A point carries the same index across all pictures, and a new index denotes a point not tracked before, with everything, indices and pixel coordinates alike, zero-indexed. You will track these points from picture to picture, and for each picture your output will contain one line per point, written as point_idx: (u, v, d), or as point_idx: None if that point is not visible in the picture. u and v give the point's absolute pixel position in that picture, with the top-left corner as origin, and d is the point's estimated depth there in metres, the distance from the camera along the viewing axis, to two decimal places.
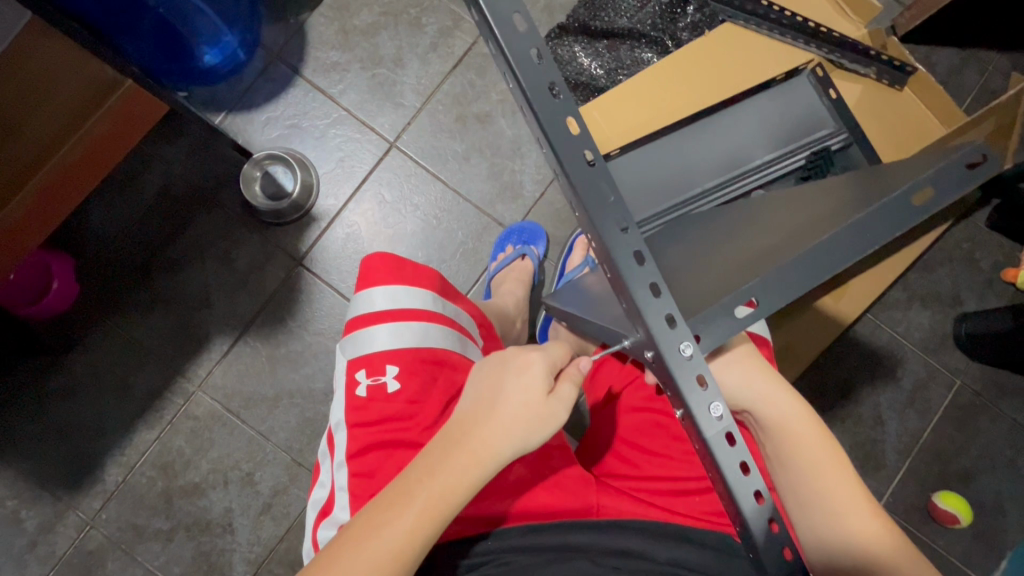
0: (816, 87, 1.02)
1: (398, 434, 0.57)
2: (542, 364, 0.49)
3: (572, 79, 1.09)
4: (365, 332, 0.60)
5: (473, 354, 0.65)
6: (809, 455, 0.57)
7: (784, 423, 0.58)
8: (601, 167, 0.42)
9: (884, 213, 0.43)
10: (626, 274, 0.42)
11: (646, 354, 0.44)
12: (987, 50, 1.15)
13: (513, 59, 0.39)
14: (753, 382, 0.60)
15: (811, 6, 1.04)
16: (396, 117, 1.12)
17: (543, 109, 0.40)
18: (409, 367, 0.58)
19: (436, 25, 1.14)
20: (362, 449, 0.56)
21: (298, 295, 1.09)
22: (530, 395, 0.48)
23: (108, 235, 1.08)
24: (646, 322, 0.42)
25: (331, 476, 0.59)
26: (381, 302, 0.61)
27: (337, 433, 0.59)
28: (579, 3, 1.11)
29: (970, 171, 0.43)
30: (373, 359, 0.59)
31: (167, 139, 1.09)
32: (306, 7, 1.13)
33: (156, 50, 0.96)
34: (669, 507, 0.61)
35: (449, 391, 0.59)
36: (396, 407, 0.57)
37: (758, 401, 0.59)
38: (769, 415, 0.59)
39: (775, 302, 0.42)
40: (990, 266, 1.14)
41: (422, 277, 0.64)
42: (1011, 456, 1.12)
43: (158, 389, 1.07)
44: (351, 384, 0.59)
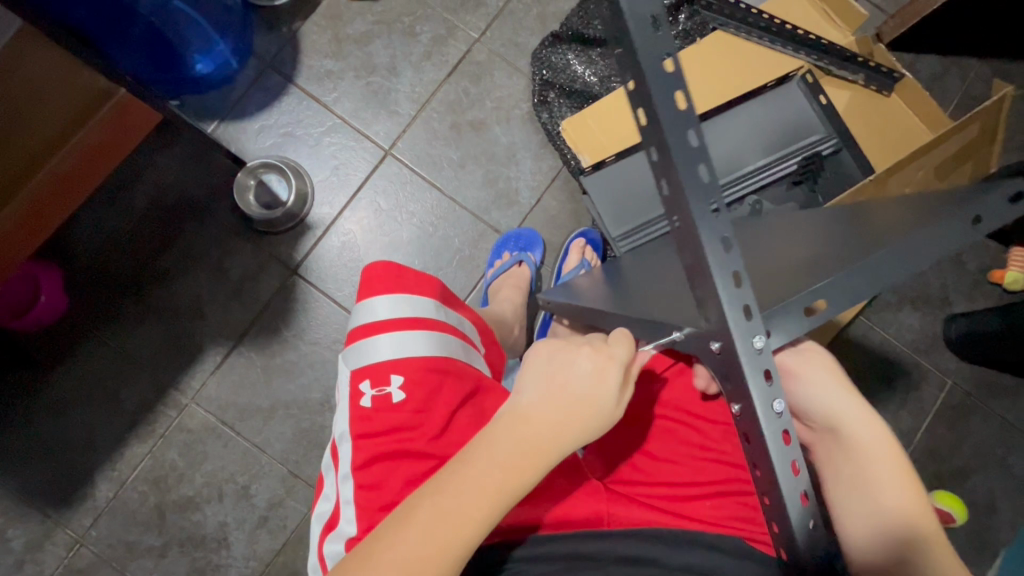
0: (806, 92, 1.04)
1: (405, 444, 0.56)
2: (615, 378, 0.48)
3: (565, 86, 1.09)
4: (367, 341, 0.59)
5: (474, 363, 0.64)
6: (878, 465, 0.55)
7: (869, 442, 0.55)
8: (700, 150, 0.43)
9: (937, 236, 0.46)
10: (712, 257, 0.42)
11: (713, 344, 0.43)
12: (969, 57, 1.18)
13: (634, 26, 0.43)
14: (837, 393, 0.56)
15: (798, 13, 1.05)
16: (390, 125, 1.12)
17: (654, 76, 0.42)
18: (414, 376, 0.57)
19: (430, 34, 1.14)
20: (369, 461, 0.56)
21: (293, 305, 1.08)
22: (596, 403, 0.47)
23: (97, 245, 1.07)
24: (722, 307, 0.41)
25: (336, 489, 0.58)
26: (383, 310, 0.60)
27: (341, 444, 0.59)
28: (573, 10, 1.10)
29: (1012, 204, 0.46)
30: (377, 369, 0.58)
31: (159, 148, 1.08)
32: (299, 16, 1.13)
33: (147, 60, 0.97)
34: (682, 512, 0.60)
35: (456, 398, 0.59)
36: (402, 417, 0.57)
37: (842, 414, 0.55)
38: (853, 431, 0.55)
39: (838, 305, 0.45)
40: (977, 267, 1.17)
41: (424, 286, 0.64)
42: (1002, 453, 1.14)
43: (150, 402, 1.05)
44: (355, 396, 0.58)
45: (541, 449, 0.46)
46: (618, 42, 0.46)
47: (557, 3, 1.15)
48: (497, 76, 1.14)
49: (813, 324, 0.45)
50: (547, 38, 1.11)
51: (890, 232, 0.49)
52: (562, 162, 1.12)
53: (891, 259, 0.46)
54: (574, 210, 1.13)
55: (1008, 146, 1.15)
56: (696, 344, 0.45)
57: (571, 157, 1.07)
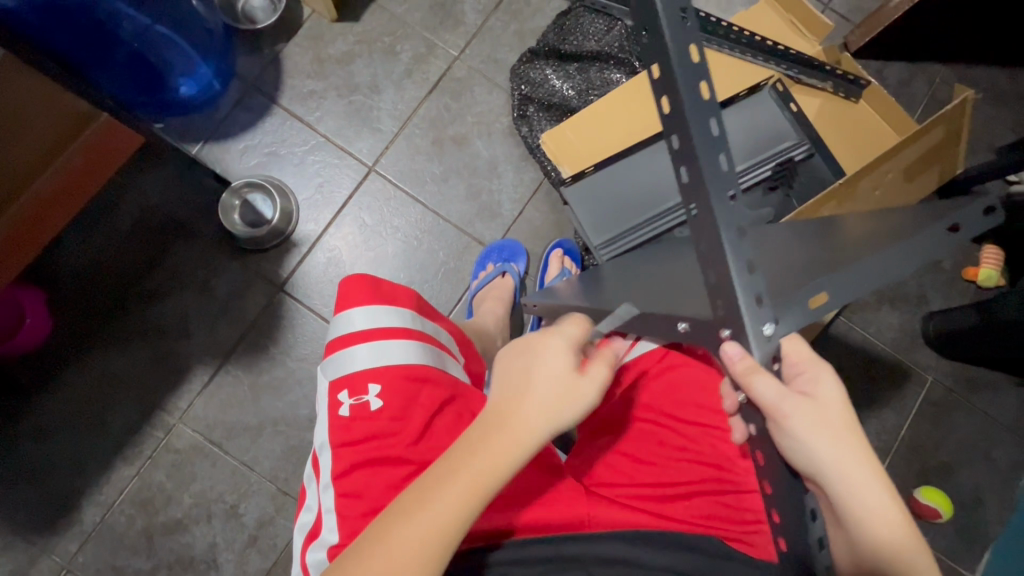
0: (778, 101, 1.07)
1: (383, 450, 0.57)
2: (563, 353, 0.51)
3: (544, 101, 1.12)
4: (344, 352, 0.60)
5: (453, 370, 0.65)
6: (886, 534, 0.50)
7: (858, 490, 0.50)
8: (720, 137, 0.50)
9: (930, 241, 0.51)
10: (727, 246, 0.48)
11: (724, 331, 0.48)
12: (933, 63, 1.22)
13: (668, 20, 0.49)
14: (828, 442, 0.49)
15: (765, 25, 1.09)
16: (373, 142, 1.14)
17: (683, 64, 0.49)
18: (391, 384, 0.58)
19: (410, 52, 1.16)
20: (348, 469, 0.56)
21: (280, 322, 1.08)
22: (549, 378, 0.50)
23: (83, 268, 1.07)
24: (738, 298, 0.47)
25: (317, 499, 0.58)
26: (361, 322, 0.61)
27: (322, 454, 0.59)
28: (548, 28, 1.14)
29: (987, 216, 0.53)
30: (355, 379, 0.59)
31: (144, 171, 1.09)
32: (280, 38, 1.15)
33: (130, 82, 0.99)
34: (663, 514, 0.60)
35: (433, 405, 0.59)
36: (379, 424, 0.57)
37: (831, 466, 0.49)
38: (841, 481, 0.50)
39: (839, 298, 0.49)
40: (952, 265, 1.19)
41: (401, 297, 0.65)
42: (985, 447, 1.15)
43: (137, 424, 1.05)
44: (333, 406, 0.59)
45: (516, 440, 0.49)
46: (647, 37, 0.52)
47: (534, 20, 1.18)
48: (477, 92, 1.16)
49: (823, 314, 0.48)
50: (525, 54, 1.14)
51: (881, 240, 0.54)
52: (543, 174, 1.14)
53: (891, 261, 0.50)
54: (557, 221, 1.15)
55: (975, 148, 1.19)
56: (709, 333, 0.50)
57: (551, 168, 1.10)
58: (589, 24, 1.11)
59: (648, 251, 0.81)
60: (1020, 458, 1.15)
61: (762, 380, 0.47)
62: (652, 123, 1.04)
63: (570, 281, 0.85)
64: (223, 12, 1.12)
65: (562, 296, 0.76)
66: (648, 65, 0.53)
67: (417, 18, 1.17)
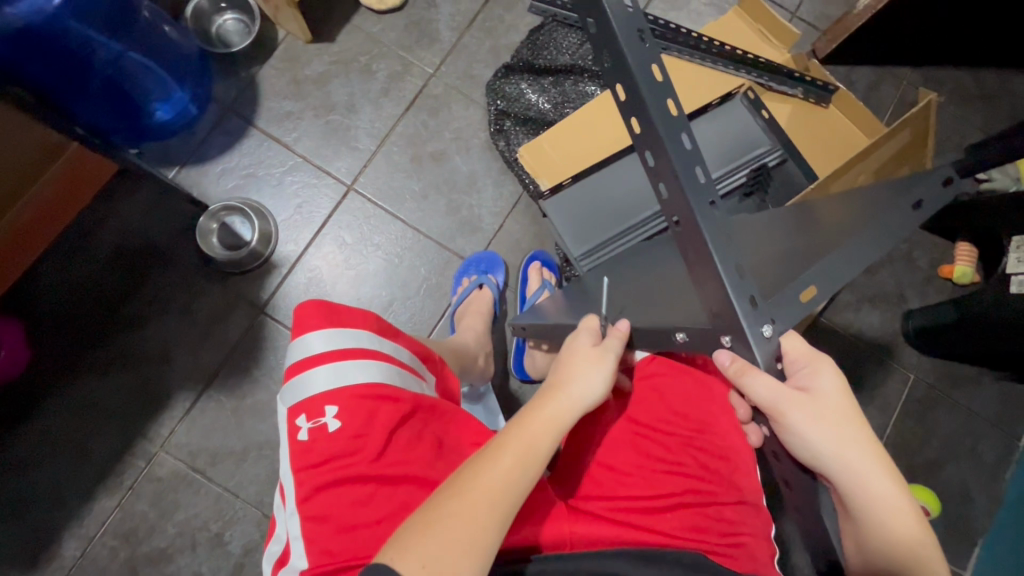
0: (749, 108, 1.08)
1: (344, 470, 0.56)
2: (587, 333, 0.60)
3: (520, 115, 1.13)
4: (303, 376, 0.60)
5: (418, 386, 0.64)
6: (888, 519, 0.54)
7: (860, 477, 0.54)
8: (692, 150, 0.50)
9: (892, 222, 0.50)
10: (712, 246, 0.48)
11: (724, 338, 0.48)
12: (901, 66, 1.24)
13: (624, 39, 0.49)
14: (829, 433, 0.52)
15: (733, 35, 1.11)
16: (351, 161, 1.14)
17: (644, 81, 0.50)
18: (347, 405, 0.58)
19: (386, 71, 1.17)
20: (311, 493, 0.56)
21: (262, 345, 1.08)
22: (572, 356, 0.60)
23: (60, 297, 1.06)
24: (733, 302, 0.46)
25: (285, 528, 0.57)
26: (319, 344, 0.61)
27: (285, 481, 0.59)
28: (522, 43, 1.15)
29: (946, 187, 0.52)
30: (313, 402, 0.59)
31: (120, 197, 1.08)
32: (256, 60, 1.15)
33: (107, 109, 0.98)
34: (645, 526, 0.58)
35: (391, 422, 0.59)
36: (340, 445, 0.57)
37: (834, 457, 0.53)
38: (845, 471, 0.53)
39: (824, 289, 0.48)
40: (928, 263, 1.21)
41: (357, 318, 0.64)
42: (970, 442, 1.16)
43: (118, 454, 1.03)
44: (292, 431, 0.59)
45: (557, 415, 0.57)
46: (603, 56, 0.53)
47: (508, 36, 1.19)
48: (454, 108, 1.17)
49: (811, 308, 0.48)
50: (500, 70, 1.15)
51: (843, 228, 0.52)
52: (522, 187, 1.15)
53: (858, 247, 0.50)
54: (537, 233, 1.15)
55: (944, 148, 1.22)
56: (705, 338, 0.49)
57: (529, 181, 1.11)
58: (562, 39, 1.14)
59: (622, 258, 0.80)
60: (1003, 451, 1.17)
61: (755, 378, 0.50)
62: (622, 136, 1.05)
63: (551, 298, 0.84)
64: (197, 36, 1.13)
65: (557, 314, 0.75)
66: (612, 87, 0.53)
67: (391, 37, 1.18)
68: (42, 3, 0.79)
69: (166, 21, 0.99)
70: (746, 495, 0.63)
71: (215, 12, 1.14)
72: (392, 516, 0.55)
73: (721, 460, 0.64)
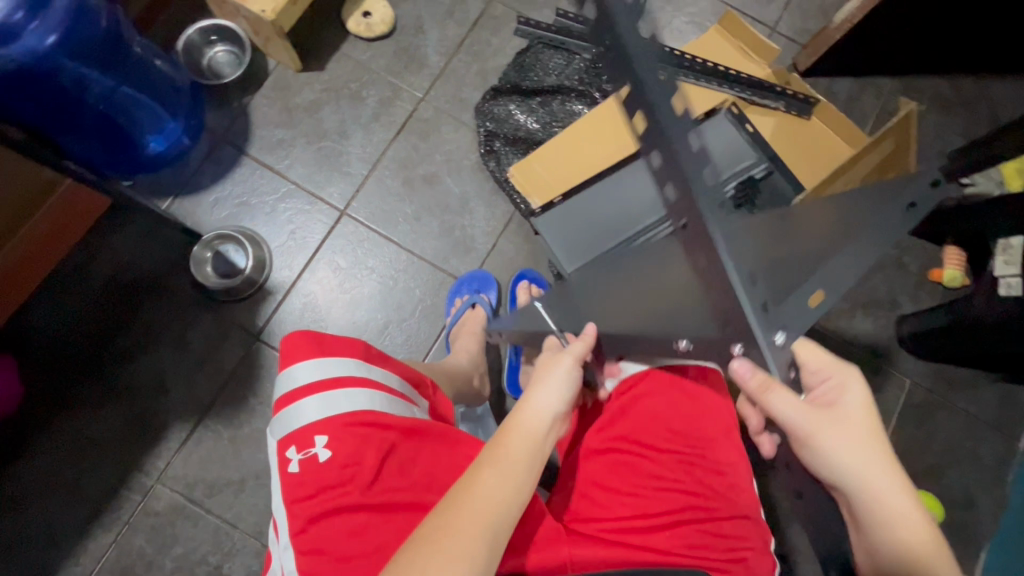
0: (733, 122, 1.09)
1: (337, 500, 0.56)
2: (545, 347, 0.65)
3: (510, 135, 1.15)
4: (292, 408, 0.60)
5: (407, 410, 0.64)
6: (908, 542, 0.55)
7: (880, 494, 0.56)
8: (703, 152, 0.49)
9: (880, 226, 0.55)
10: (721, 253, 0.47)
11: (737, 347, 0.48)
12: (881, 76, 1.26)
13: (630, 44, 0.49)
14: (848, 445, 0.56)
15: (715, 52, 1.12)
16: (344, 186, 1.15)
17: (650, 88, 0.49)
18: (337, 434, 0.58)
19: (376, 97, 1.19)
20: (305, 526, 0.55)
21: (258, 373, 1.07)
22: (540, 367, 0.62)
23: (54, 331, 1.05)
24: (748, 315, 0.46)
25: (280, 562, 0.57)
26: (306, 375, 0.61)
27: (279, 515, 0.58)
28: (510, 65, 1.17)
29: (932, 188, 0.54)
30: (302, 433, 0.59)
31: (113, 229, 1.09)
32: (247, 90, 1.17)
33: (98, 146, 1.01)
34: (646, 545, 0.58)
35: (382, 449, 0.59)
36: (331, 475, 0.57)
37: (850, 467, 0.55)
38: (862, 482, 0.56)
39: (832, 296, 0.50)
40: (918, 268, 1.22)
41: (346, 346, 0.64)
42: (970, 446, 1.17)
43: (113, 488, 1.02)
44: (283, 464, 0.58)
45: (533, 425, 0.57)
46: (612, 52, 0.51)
47: (495, 58, 1.21)
48: (444, 131, 1.19)
49: (821, 313, 0.49)
50: (489, 92, 1.17)
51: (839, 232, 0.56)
52: (513, 207, 1.16)
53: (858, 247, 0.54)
54: (530, 251, 1.16)
55: (926, 155, 1.24)
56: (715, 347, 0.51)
57: (520, 201, 1.13)
58: (548, 60, 1.16)
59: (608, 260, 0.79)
60: (1004, 454, 1.17)
61: (778, 397, 0.54)
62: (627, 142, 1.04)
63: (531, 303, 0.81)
64: (188, 68, 1.14)
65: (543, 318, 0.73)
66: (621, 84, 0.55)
67: (381, 64, 1.20)
68: (34, 43, 0.81)
69: (156, 55, 1.01)
70: (747, 508, 0.63)
71: (206, 44, 1.16)
72: (388, 544, 0.55)
73: (718, 473, 0.63)
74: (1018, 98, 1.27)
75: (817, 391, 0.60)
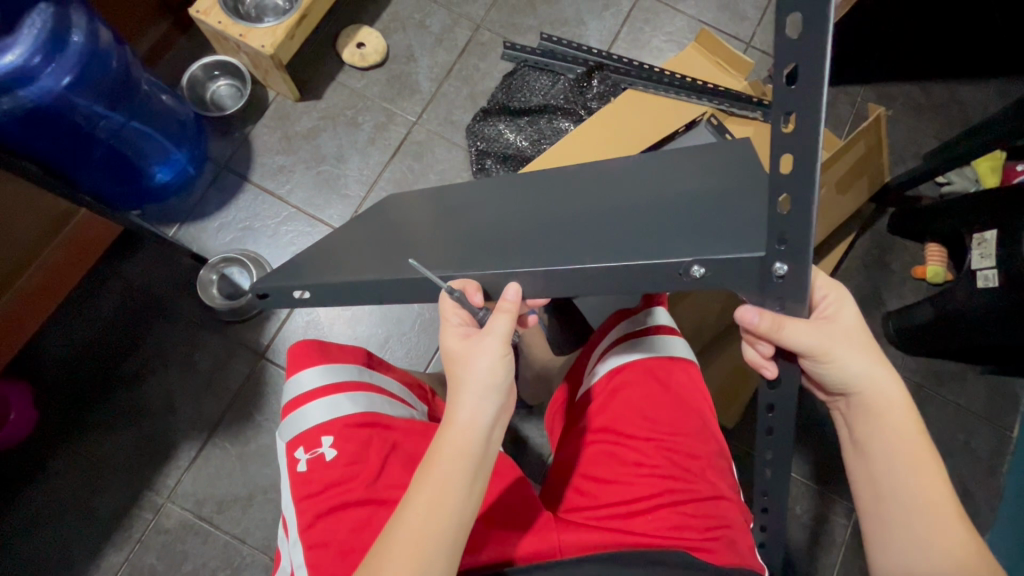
0: (713, 132, 1.07)
1: (344, 496, 0.59)
2: (457, 321, 0.56)
3: (500, 153, 1.20)
4: (298, 412, 0.63)
5: (407, 412, 0.69)
6: (901, 450, 0.56)
7: (879, 403, 0.56)
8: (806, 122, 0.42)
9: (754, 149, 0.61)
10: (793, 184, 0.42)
11: (778, 266, 0.45)
12: (854, 84, 1.31)
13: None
14: (860, 356, 0.55)
15: (693, 66, 1.17)
16: (342, 208, 1.20)
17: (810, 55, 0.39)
18: (341, 434, 0.61)
19: (371, 122, 1.24)
20: (312, 521, 0.58)
21: (263, 391, 1.10)
22: (455, 350, 0.55)
23: (66, 356, 1.09)
24: (811, 227, 0.43)
25: (289, 559, 0.60)
26: (311, 380, 0.64)
27: (287, 513, 0.61)
28: (497, 87, 1.24)
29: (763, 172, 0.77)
30: (309, 434, 0.62)
31: (123, 256, 1.13)
32: (248, 121, 1.22)
33: (108, 177, 1.08)
34: (627, 529, 0.61)
35: (384, 447, 0.63)
36: (337, 472, 0.60)
37: (858, 380, 0.56)
38: (866, 392, 0.56)
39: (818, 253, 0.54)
40: (901, 266, 1.26)
41: (347, 353, 0.69)
42: (962, 438, 1.19)
43: (125, 508, 1.04)
44: (292, 463, 0.62)
45: (468, 429, 0.53)
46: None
47: (483, 82, 1.27)
48: (437, 152, 1.24)
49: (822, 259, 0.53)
50: (478, 114, 1.23)
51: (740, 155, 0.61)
52: None
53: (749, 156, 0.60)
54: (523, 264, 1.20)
55: (901, 158, 1.29)
56: (758, 270, 0.45)
57: None
58: (534, 81, 1.22)
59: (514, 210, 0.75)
60: (998, 445, 1.18)
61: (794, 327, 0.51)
62: (638, 141, 1.07)
63: (392, 241, 0.68)
64: (192, 102, 1.20)
65: (411, 261, 0.55)
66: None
67: (375, 91, 1.25)
68: (51, 84, 0.88)
69: (163, 91, 1.07)
70: (721, 490, 0.66)
71: (209, 79, 1.22)
72: None
73: (693, 460, 0.66)
74: (989, 98, 1.31)
75: (816, 304, 0.57)
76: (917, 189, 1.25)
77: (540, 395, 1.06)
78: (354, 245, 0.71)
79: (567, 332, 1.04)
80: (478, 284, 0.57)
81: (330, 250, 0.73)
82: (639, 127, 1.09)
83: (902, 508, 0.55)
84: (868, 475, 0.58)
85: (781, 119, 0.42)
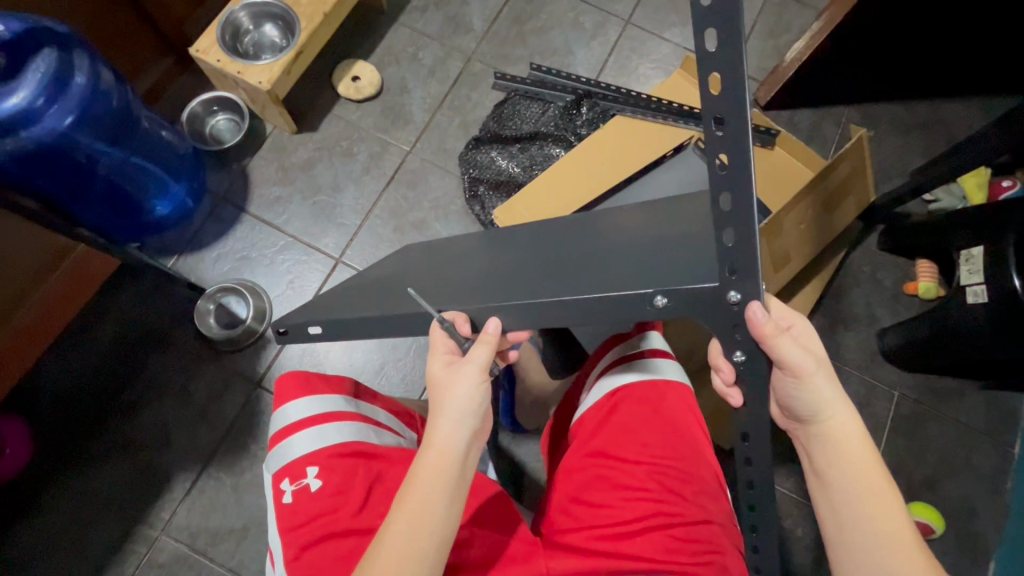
0: (701, 156, 1.11)
1: (328, 527, 0.59)
2: (442, 351, 0.58)
3: (492, 180, 1.22)
4: (285, 443, 0.63)
5: (393, 440, 0.70)
6: (857, 478, 0.56)
7: (835, 432, 0.57)
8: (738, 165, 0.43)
9: None
10: (738, 220, 0.44)
11: (732, 294, 0.47)
12: (837, 106, 1.34)
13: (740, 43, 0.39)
14: (825, 392, 0.56)
15: (681, 93, 1.19)
16: (339, 236, 1.22)
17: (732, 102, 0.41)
18: (326, 464, 0.62)
19: (366, 152, 1.27)
20: (298, 553, 0.58)
21: (259, 419, 1.10)
22: (434, 376, 0.57)
23: (62, 388, 1.10)
24: (755, 256, 0.45)
25: None
26: (296, 412, 0.65)
27: (274, 547, 0.61)
28: (489, 116, 1.27)
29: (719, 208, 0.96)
30: (295, 465, 0.62)
31: (121, 287, 1.15)
32: (246, 154, 1.25)
33: (108, 212, 1.10)
34: (613, 551, 0.61)
35: (369, 477, 0.63)
36: (322, 502, 0.60)
37: (817, 409, 0.57)
38: (824, 422, 0.57)
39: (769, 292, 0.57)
40: (893, 282, 1.27)
41: (335, 384, 0.70)
42: (964, 455, 1.17)
43: (118, 542, 1.04)
44: (278, 495, 0.62)
45: (444, 453, 0.53)
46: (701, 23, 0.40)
47: (475, 111, 1.30)
48: (431, 179, 1.26)
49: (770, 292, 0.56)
50: (471, 142, 1.26)
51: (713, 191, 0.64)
52: None
53: None
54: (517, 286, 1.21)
55: (886, 176, 1.31)
56: (716, 298, 0.47)
57: None
58: (525, 110, 1.25)
59: (504, 232, 0.76)
60: (1000, 462, 1.17)
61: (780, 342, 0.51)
62: (627, 168, 1.12)
63: (388, 286, 0.70)
64: (192, 137, 1.23)
65: (411, 291, 0.57)
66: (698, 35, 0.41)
67: (370, 122, 1.29)
68: (54, 124, 0.90)
69: (162, 127, 1.09)
70: (712, 514, 0.65)
71: (208, 114, 1.25)
72: None
73: (684, 482, 0.66)
74: (971, 117, 1.34)
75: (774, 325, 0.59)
76: (906, 207, 1.27)
77: (537, 421, 1.05)
78: (349, 296, 0.73)
79: (564, 358, 1.11)
80: (467, 314, 0.57)
81: (331, 299, 0.75)
82: (626, 155, 1.12)
83: (862, 535, 0.55)
84: (826, 503, 0.58)
85: (716, 158, 0.44)
